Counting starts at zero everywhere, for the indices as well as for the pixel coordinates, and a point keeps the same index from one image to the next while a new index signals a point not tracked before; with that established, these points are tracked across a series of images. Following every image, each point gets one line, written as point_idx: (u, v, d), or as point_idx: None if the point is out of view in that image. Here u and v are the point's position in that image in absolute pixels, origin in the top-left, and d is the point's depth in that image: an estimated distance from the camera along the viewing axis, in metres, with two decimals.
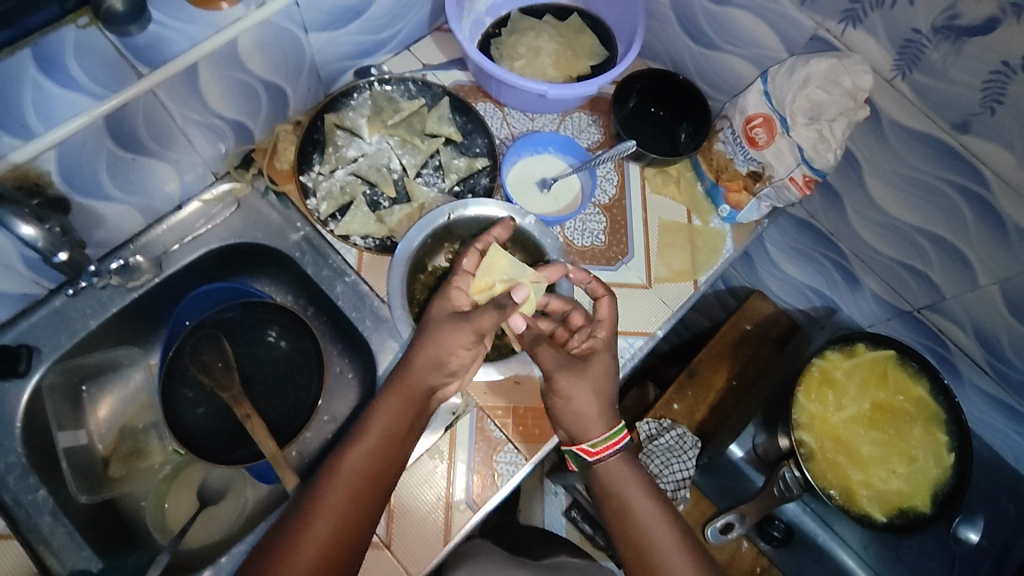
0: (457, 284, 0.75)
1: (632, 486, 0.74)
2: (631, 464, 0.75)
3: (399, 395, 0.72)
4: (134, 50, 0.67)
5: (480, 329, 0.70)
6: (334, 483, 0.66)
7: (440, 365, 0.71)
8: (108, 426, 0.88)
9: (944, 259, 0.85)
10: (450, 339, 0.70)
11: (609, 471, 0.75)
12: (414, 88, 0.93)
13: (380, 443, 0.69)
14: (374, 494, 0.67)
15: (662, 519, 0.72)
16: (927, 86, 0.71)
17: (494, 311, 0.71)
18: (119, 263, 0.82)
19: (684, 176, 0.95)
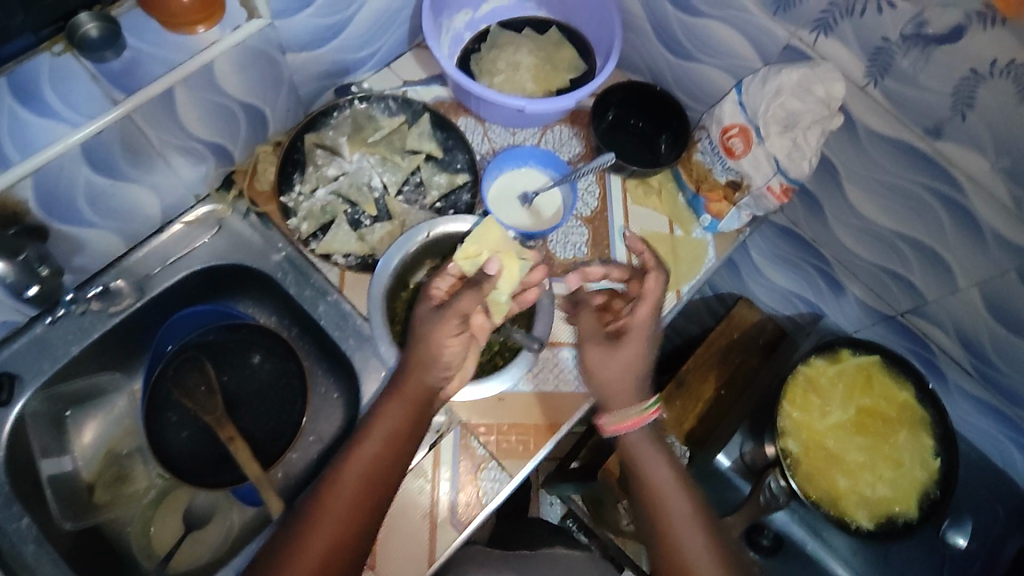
0: (435, 282, 0.76)
1: (657, 459, 0.72)
2: (654, 444, 0.73)
3: (400, 397, 0.72)
4: (110, 75, 0.69)
5: (461, 312, 0.71)
6: (337, 487, 0.68)
7: (433, 360, 0.71)
8: (93, 451, 0.88)
9: (924, 263, 0.85)
10: (435, 335, 0.71)
11: (637, 439, 0.74)
12: (394, 105, 0.93)
13: (383, 445, 0.70)
14: (378, 497, 0.68)
15: (683, 495, 0.70)
16: (899, 93, 0.72)
17: (472, 291, 0.71)
18: (99, 290, 0.83)
19: (666, 187, 0.95)
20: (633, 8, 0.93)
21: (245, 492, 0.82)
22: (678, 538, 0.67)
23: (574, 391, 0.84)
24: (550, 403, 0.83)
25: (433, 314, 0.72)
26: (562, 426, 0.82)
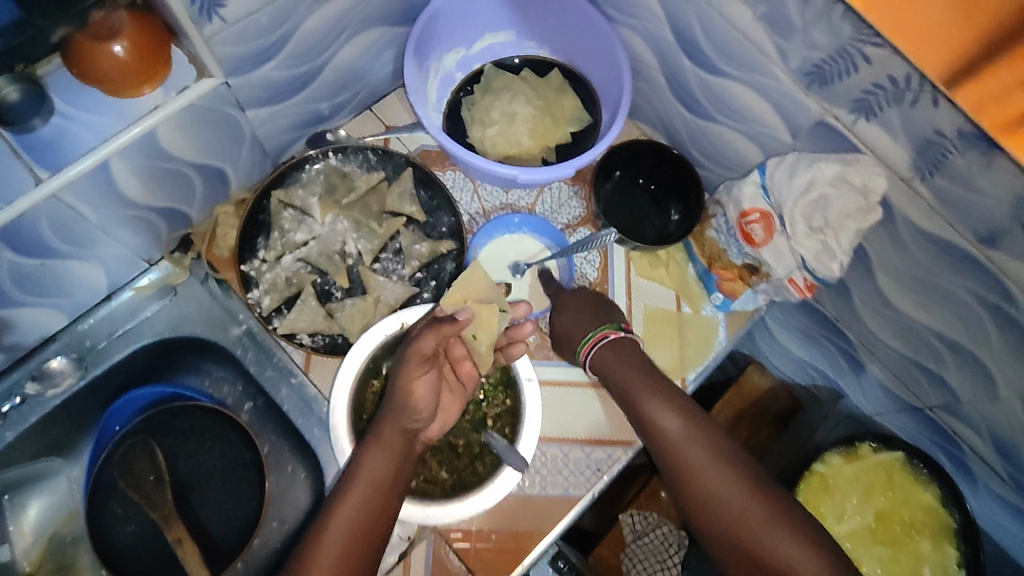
0: (421, 325, 0.71)
1: (653, 396, 0.69)
2: (644, 374, 0.70)
3: (381, 446, 0.64)
4: (33, 149, 0.60)
5: (424, 352, 0.64)
6: (324, 544, 0.60)
7: (407, 407, 0.63)
8: (35, 537, 0.81)
9: (960, 364, 0.75)
10: (405, 378, 0.63)
11: (630, 378, 0.71)
12: (374, 158, 0.84)
13: (367, 498, 0.62)
14: (368, 544, 0.61)
15: (673, 422, 0.68)
16: (949, 192, 0.61)
17: (435, 331, 0.65)
18: (14, 403, 0.74)
19: (674, 257, 0.85)
20: (644, 56, 0.82)
21: None
22: (698, 473, 0.66)
23: (562, 495, 0.75)
24: (534, 509, 0.75)
25: (402, 356, 0.66)
26: (545, 534, 0.74)
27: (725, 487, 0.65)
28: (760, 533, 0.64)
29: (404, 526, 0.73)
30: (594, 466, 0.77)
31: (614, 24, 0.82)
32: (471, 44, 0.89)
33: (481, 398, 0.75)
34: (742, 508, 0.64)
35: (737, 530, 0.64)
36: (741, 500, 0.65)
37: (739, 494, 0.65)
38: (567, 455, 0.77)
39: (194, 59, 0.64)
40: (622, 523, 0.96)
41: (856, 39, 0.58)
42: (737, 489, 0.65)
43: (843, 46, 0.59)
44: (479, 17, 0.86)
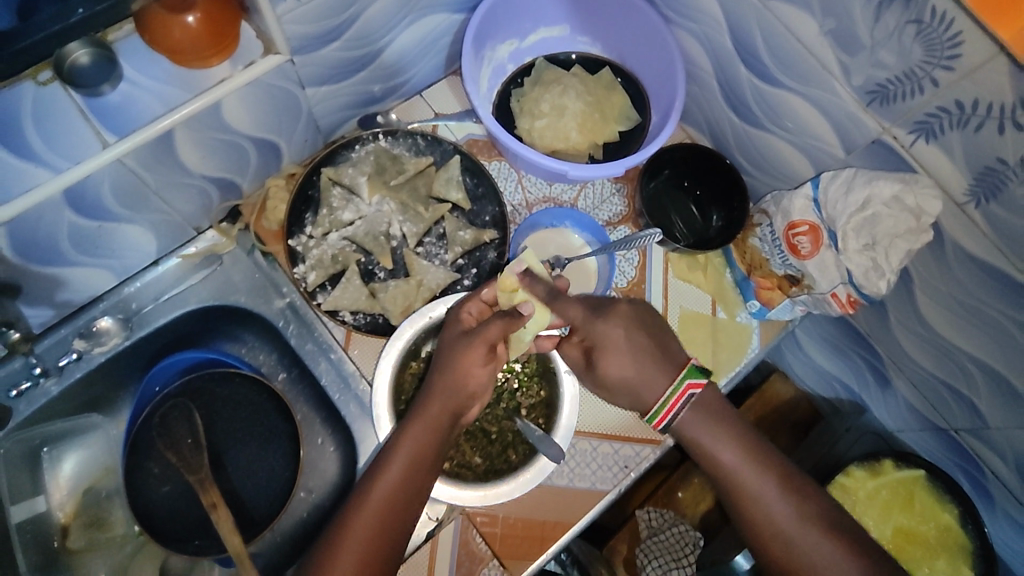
0: (468, 308, 0.71)
1: (715, 435, 0.66)
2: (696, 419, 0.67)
3: (422, 422, 0.65)
4: (102, 113, 0.62)
5: (491, 341, 0.65)
6: (361, 517, 0.61)
7: (460, 390, 0.65)
8: (69, 491, 0.82)
9: (993, 390, 0.75)
10: (463, 363, 0.65)
11: (695, 423, 0.67)
12: (423, 143, 0.84)
13: (406, 473, 0.63)
14: (400, 522, 0.62)
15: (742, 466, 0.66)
16: (1004, 221, 0.61)
17: (502, 320, 0.66)
18: (71, 359, 0.76)
19: (713, 262, 0.86)
20: (700, 60, 0.82)
21: (226, 561, 0.76)
22: (762, 507, 0.64)
23: (589, 488, 0.77)
24: (562, 499, 0.76)
25: (463, 344, 0.66)
26: (573, 525, 0.75)
27: (788, 518, 0.63)
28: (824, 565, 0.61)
29: (433, 508, 0.75)
30: (622, 463, 0.78)
31: (672, 26, 0.82)
32: (526, 35, 0.89)
33: (515, 387, 0.77)
34: (808, 543, 0.62)
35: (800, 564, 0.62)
36: (805, 532, 0.63)
37: (803, 528, 0.63)
38: (596, 449, 0.78)
39: (262, 35, 0.65)
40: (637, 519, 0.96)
41: (926, 62, 0.58)
42: (802, 519, 0.63)
43: (911, 68, 0.60)
44: (535, 10, 0.86)
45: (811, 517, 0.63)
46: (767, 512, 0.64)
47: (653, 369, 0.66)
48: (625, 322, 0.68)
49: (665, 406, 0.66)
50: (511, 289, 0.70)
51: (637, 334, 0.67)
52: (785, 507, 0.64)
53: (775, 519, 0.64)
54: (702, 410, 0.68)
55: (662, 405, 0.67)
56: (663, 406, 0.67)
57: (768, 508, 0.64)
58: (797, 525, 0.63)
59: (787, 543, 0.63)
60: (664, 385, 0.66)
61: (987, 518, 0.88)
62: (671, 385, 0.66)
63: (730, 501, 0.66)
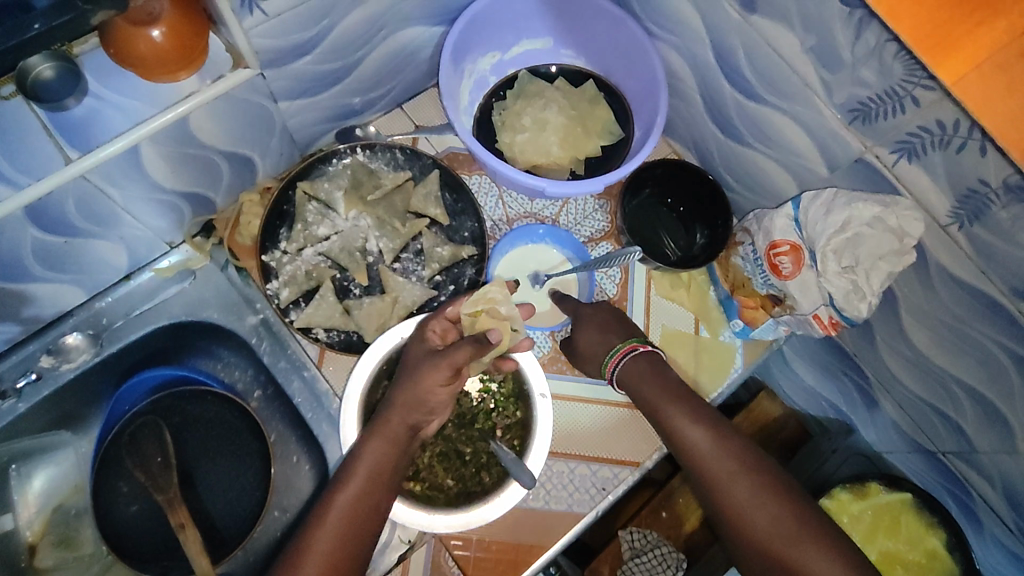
0: (432, 325, 0.70)
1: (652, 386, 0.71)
2: (641, 367, 0.72)
3: (383, 439, 0.64)
4: (65, 129, 0.60)
5: (456, 365, 0.64)
6: (319, 534, 0.60)
7: (420, 405, 0.65)
8: (38, 509, 0.81)
9: (979, 414, 0.73)
10: (426, 382, 0.64)
11: (649, 389, 0.71)
12: (401, 157, 0.83)
13: (368, 486, 0.63)
14: (362, 538, 0.61)
15: (682, 415, 0.69)
16: (988, 243, 0.60)
17: (471, 345, 0.64)
18: (30, 379, 0.74)
19: (696, 279, 0.85)
20: (683, 74, 0.81)
21: None
22: (710, 472, 0.66)
23: (565, 511, 0.75)
24: (536, 522, 0.74)
25: (428, 367, 0.64)
26: (547, 548, 0.74)
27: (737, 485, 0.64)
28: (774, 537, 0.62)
29: (406, 530, 0.74)
30: (600, 485, 0.77)
31: (655, 40, 0.80)
32: (508, 48, 0.88)
33: (492, 408, 0.75)
34: (757, 513, 0.63)
35: (750, 532, 0.63)
36: (754, 502, 0.63)
37: (753, 497, 0.64)
38: (574, 472, 0.77)
39: (231, 48, 0.64)
40: (620, 540, 0.95)
41: (907, 81, 0.57)
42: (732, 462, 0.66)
43: (893, 86, 0.58)
44: (518, 22, 0.85)
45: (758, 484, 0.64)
46: (715, 479, 0.65)
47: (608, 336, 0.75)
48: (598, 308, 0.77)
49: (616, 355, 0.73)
50: (473, 314, 0.70)
51: (603, 314, 0.76)
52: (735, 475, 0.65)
53: (724, 487, 0.65)
54: (642, 364, 0.73)
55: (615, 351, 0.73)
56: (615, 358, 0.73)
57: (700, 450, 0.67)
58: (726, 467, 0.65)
59: (738, 512, 0.64)
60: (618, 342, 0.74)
61: (975, 541, 0.86)
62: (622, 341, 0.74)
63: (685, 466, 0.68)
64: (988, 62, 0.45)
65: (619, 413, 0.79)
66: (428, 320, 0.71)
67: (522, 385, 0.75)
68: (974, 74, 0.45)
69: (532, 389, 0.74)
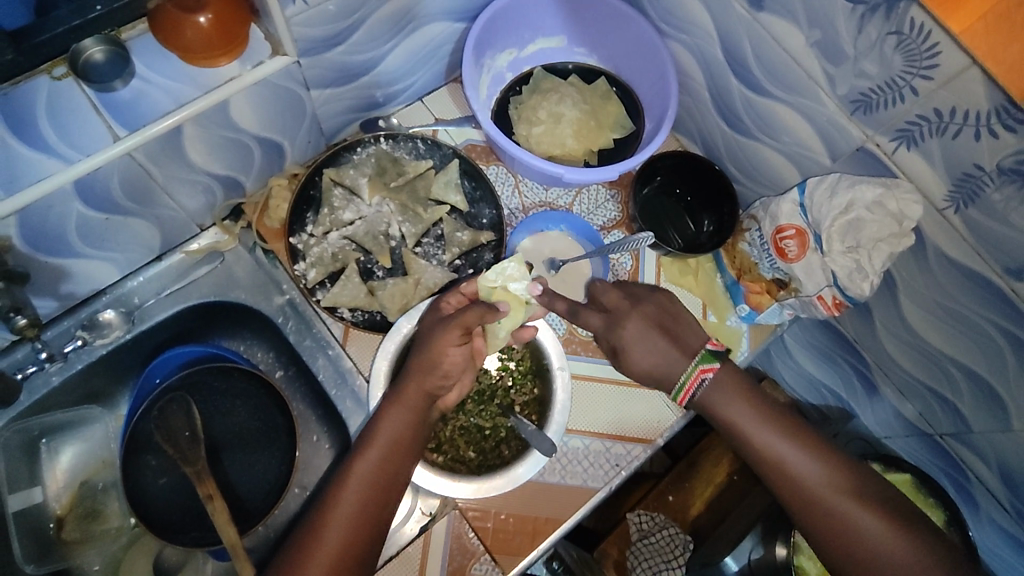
0: (448, 297, 0.73)
1: (739, 406, 0.67)
2: (726, 386, 0.68)
3: (403, 406, 0.67)
4: (114, 108, 0.64)
5: (466, 325, 0.66)
6: (342, 495, 0.63)
7: (433, 369, 0.66)
8: (66, 483, 0.83)
9: (976, 394, 0.76)
10: (440, 343, 0.66)
11: (737, 408, 0.67)
12: (423, 147, 0.87)
13: (387, 449, 0.65)
14: (382, 498, 0.64)
15: (774, 434, 0.66)
16: (983, 226, 0.64)
17: (479, 307, 0.67)
18: (75, 346, 0.77)
19: (703, 267, 0.89)
20: (692, 71, 0.85)
21: (220, 552, 0.77)
22: (794, 471, 0.65)
23: (580, 485, 0.78)
24: (552, 495, 0.77)
25: (441, 328, 0.67)
26: (564, 522, 0.76)
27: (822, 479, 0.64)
28: (865, 531, 0.61)
29: (426, 502, 0.76)
30: (614, 461, 0.80)
31: (666, 38, 0.84)
32: (524, 46, 0.92)
33: (509, 384, 0.79)
34: (848, 509, 0.63)
35: (844, 529, 0.62)
36: (833, 493, 0.63)
37: (838, 488, 0.64)
38: (588, 448, 0.80)
39: (271, 37, 0.67)
40: (628, 522, 0.98)
41: (906, 71, 0.61)
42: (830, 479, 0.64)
43: (893, 77, 0.63)
44: (534, 20, 0.89)
45: (841, 475, 0.65)
46: (800, 476, 0.64)
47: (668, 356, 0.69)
48: (640, 319, 0.71)
49: (682, 388, 0.68)
50: (489, 288, 0.72)
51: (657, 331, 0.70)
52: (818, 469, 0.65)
53: (812, 482, 0.64)
54: (724, 385, 0.68)
55: (680, 385, 0.68)
56: (680, 389, 0.68)
57: (795, 468, 0.65)
58: (825, 483, 0.64)
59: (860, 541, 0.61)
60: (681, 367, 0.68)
61: (972, 522, 0.89)
62: (686, 369, 0.67)
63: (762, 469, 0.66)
64: (990, 14, 0.52)
65: (630, 392, 0.83)
66: (446, 293, 0.74)
67: (540, 361, 0.79)
68: (979, 25, 0.53)
69: (550, 359, 0.78)
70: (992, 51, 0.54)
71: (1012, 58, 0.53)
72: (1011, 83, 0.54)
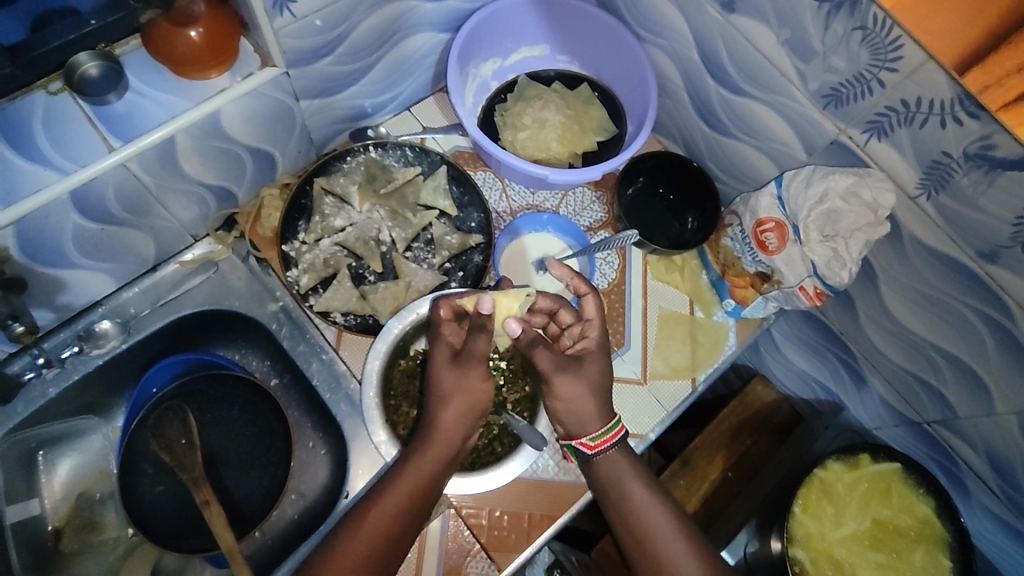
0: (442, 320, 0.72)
1: (631, 475, 0.71)
2: (629, 455, 0.72)
3: (434, 441, 0.68)
4: (109, 121, 0.66)
5: (486, 358, 0.69)
6: (360, 534, 0.64)
7: (468, 405, 0.68)
8: (64, 495, 0.84)
9: (959, 379, 0.78)
10: (462, 378, 0.68)
11: (627, 477, 0.71)
12: (411, 154, 0.89)
13: (415, 487, 0.66)
14: (403, 536, 0.65)
15: (656, 505, 0.70)
16: (954, 211, 0.66)
17: (483, 337, 0.67)
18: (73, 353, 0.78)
19: (689, 264, 0.91)
20: (671, 74, 0.87)
21: (218, 558, 0.78)
22: (664, 557, 0.66)
23: (573, 482, 0.78)
24: (547, 491, 0.78)
25: (464, 364, 0.69)
26: (559, 517, 0.77)
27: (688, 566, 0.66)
28: None
29: None
30: None
31: (644, 43, 0.87)
32: (507, 55, 0.94)
33: (501, 383, 0.81)
34: None
35: None
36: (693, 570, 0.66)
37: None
38: None
39: (260, 49, 0.70)
40: None
41: (873, 65, 0.63)
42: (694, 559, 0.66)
43: (860, 71, 0.65)
44: (517, 30, 0.92)
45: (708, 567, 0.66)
46: (665, 558, 0.66)
47: (592, 411, 0.70)
48: (581, 389, 0.70)
49: (604, 437, 0.70)
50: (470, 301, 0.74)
51: (585, 400, 0.70)
52: (688, 559, 0.66)
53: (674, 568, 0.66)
54: (624, 454, 0.72)
55: (604, 433, 0.71)
56: (601, 435, 0.70)
57: (664, 543, 0.67)
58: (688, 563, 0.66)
59: None
60: (595, 426, 0.70)
61: (964, 509, 0.90)
62: (599, 429, 0.70)
63: (632, 539, 0.68)
64: None
65: (621, 387, 0.85)
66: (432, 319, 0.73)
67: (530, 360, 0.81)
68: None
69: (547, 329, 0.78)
70: (923, 23, 0.57)
71: (940, 28, 0.56)
72: (943, 51, 0.57)
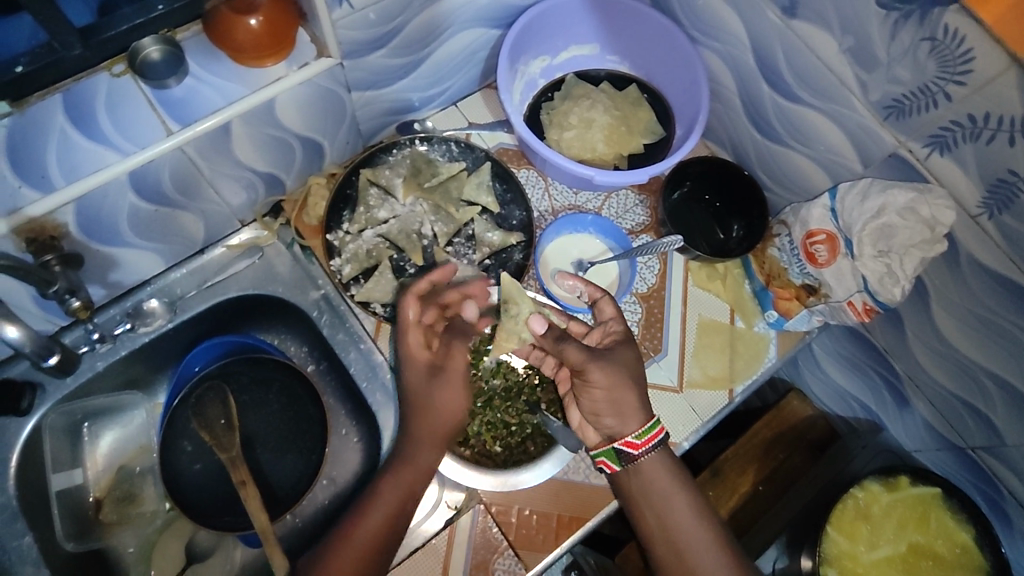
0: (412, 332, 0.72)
1: (670, 483, 0.70)
2: (668, 460, 0.71)
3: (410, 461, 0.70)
4: (168, 105, 0.67)
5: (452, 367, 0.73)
6: (343, 548, 0.65)
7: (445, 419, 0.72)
8: (106, 467, 0.87)
9: (1010, 405, 0.75)
10: (450, 409, 0.72)
11: (665, 485, 0.70)
12: (456, 149, 0.89)
13: (397, 503, 0.68)
14: (386, 547, 0.67)
15: (694, 517, 0.69)
16: (1018, 232, 0.63)
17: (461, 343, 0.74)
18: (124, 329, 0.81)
19: (732, 272, 0.89)
20: (724, 78, 0.86)
21: (250, 538, 0.80)
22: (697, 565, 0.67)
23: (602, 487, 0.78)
24: (576, 494, 0.77)
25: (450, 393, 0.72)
26: (587, 521, 0.76)
27: None
28: None
29: (454, 495, 0.77)
30: None
31: (698, 46, 0.86)
32: (557, 53, 0.94)
33: (537, 382, 0.82)
34: None
35: None
36: None
37: None
38: None
39: (317, 39, 0.70)
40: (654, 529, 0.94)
41: (940, 77, 0.62)
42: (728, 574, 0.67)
43: (926, 83, 0.63)
44: (567, 29, 0.91)
45: None
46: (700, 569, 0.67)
47: (633, 407, 0.69)
48: (622, 380, 0.69)
49: (651, 431, 0.70)
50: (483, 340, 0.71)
51: (622, 390, 0.69)
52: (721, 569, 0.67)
53: None
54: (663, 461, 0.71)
55: (649, 428, 0.70)
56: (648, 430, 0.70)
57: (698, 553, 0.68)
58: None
59: None
60: (635, 426, 0.70)
61: (1005, 539, 0.87)
62: (641, 429, 0.69)
63: (668, 548, 0.69)
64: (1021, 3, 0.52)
65: (657, 393, 0.84)
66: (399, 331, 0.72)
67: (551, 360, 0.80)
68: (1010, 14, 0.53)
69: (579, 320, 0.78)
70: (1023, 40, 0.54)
71: None
72: None
